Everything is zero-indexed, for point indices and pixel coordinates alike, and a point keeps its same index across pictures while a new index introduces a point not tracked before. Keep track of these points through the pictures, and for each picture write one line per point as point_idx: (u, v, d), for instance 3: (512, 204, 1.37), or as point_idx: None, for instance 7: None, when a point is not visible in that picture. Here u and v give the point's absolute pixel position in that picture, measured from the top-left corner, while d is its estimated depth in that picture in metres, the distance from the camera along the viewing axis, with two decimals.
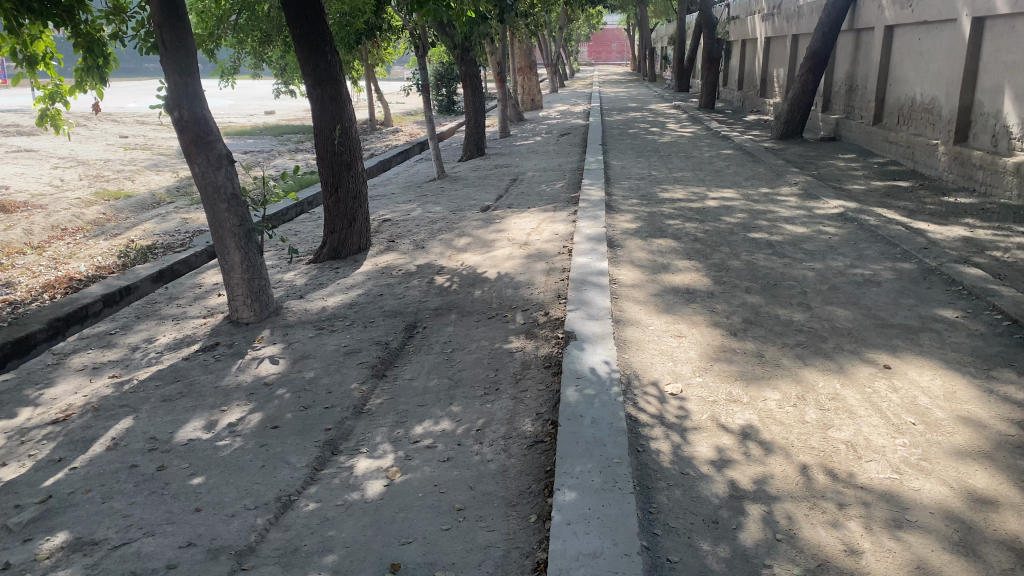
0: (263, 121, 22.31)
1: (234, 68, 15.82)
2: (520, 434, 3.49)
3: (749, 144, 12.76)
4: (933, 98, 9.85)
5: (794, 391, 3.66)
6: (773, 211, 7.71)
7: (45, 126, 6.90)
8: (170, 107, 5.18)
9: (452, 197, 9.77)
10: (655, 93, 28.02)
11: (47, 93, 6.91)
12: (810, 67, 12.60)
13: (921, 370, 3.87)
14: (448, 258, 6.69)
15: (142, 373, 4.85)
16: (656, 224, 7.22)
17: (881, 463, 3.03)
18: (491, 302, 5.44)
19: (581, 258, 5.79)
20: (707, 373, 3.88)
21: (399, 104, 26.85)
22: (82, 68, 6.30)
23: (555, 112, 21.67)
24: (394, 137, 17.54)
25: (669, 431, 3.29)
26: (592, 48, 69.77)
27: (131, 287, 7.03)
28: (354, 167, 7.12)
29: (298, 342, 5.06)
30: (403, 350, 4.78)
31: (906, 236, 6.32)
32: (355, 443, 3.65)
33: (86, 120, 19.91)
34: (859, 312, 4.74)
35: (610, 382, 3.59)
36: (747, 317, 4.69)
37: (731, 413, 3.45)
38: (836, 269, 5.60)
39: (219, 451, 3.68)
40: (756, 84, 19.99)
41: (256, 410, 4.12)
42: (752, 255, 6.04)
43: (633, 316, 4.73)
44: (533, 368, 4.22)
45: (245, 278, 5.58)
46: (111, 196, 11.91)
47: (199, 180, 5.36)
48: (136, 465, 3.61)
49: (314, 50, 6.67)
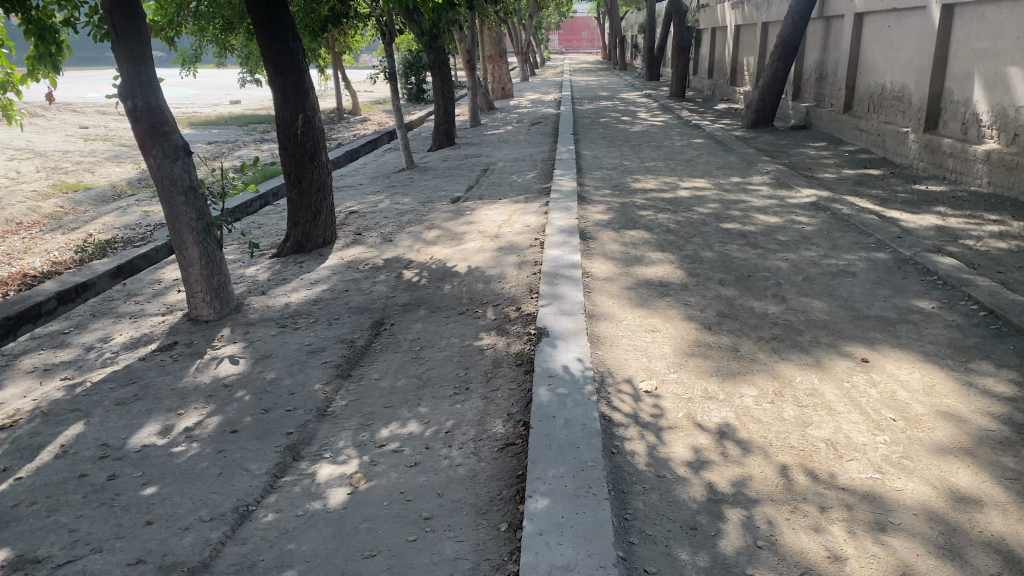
0: (228, 110, 21.89)
1: (197, 56, 15.44)
2: (490, 436, 3.35)
3: (720, 133, 12.70)
4: (903, 86, 9.84)
5: (771, 387, 3.56)
6: (746, 200, 7.64)
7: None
8: (123, 96, 4.95)
9: (421, 188, 9.59)
10: (626, 81, 27.99)
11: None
12: (781, 55, 12.55)
13: (899, 363, 3.79)
14: (417, 251, 6.53)
15: (96, 375, 4.65)
16: (629, 215, 7.11)
17: (861, 462, 2.93)
18: (461, 297, 5.29)
19: (553, 251, 5.66)
20: (682, 369, 3.76)
21: (368, 93, 26.54)
22: (34, 56, 6.00)
23: (526, 100, 21.51)
24: (363, 126, 17.27)
25: (644, 431, 3.17)
26: (562, 36, 69.68)
27: (87, 283, 6.78)
28: (318, 158, 6.91)
29: (260, 340, 4.88)
30: (370, 349, 4.62)
31: (879, 225, 6.27)
32: (317, 448, 3.50)
33: (43, 111, 19.36)
34: (835, 304, 4.66)
35: (584, 381, 3.46)
36: (721, 310, 4.59)
37: (708, 411, 3.34)
38: (810, 260, 5.52)
39: (174, 458, 3.51)
40: (727, 73, 19.96)
41: (214, 413, 3.94)
42: (726, 246, 5.95)
43: (607, 310, 4.61)
44: (504, 366, 4.08)
45: (204, 274, 5.37)
46: (69, 188, 11.55)
47: (154, 172, 5.13)
48: (85, 474, 3.42)
49: (276, 37, 6.45)
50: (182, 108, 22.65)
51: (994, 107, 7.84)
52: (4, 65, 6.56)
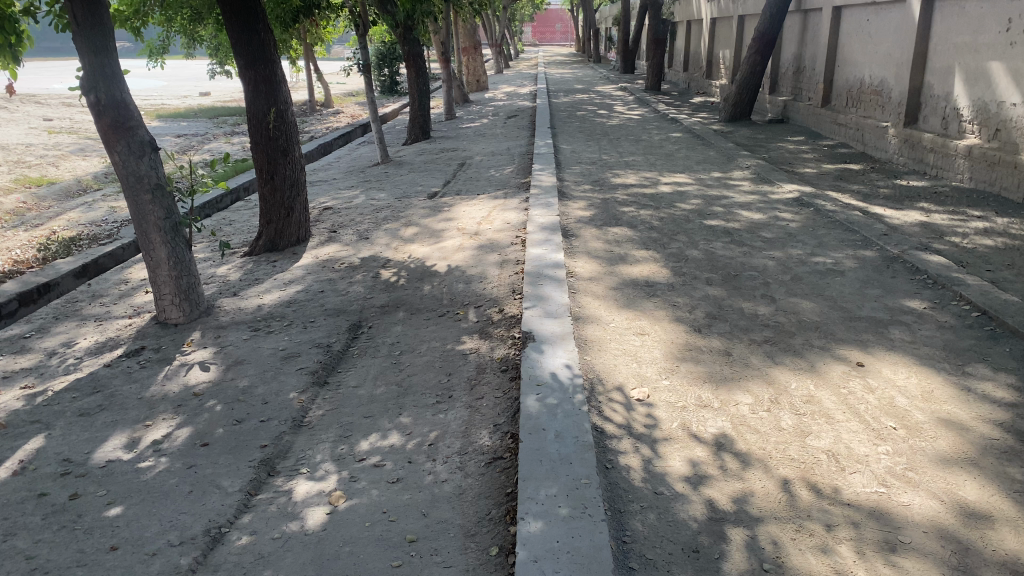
0: (197, 102, 21.42)
1: (164, 47, 15.06)
2: (476, 449, 3.20)
3: (698, 126, 12.61)
4: (883, 80, 9.79)
5: (767, 394, 3.44)
6: (728, 196, 7.53)
7: None
8: (85, 89, 4.73)
9: (397, 183, 9.39)
10: (602, 74, 27.88)
11: None
12: (758, 48, 12.48)
13: (895, 368, 3.68)
14: (394, 249, 6.35)
15: (59, 384, 4.42)
16: (611, 211, 6.98)
17: (864, 475, 2.82)
18: (441, 298, 5.12)
19: (534, 249, 5.51)
20: (674, 375, 3.63)
21: (341, 85, 26.22)
22: None
23: (501, 93, 21.30)
24: (336, 119, 16.98)
25: (638, 444, 3.03)
26: (535, 28, 69.50)
27: (50, 283, 6.52)
28: (291, 154, 6.69)
29: (231, 345, 4.68)
30: (347, 354, 4.45)
31: (865, 222, 6.19)
32: (294, 462, 3.32)
33: (5, 102, 18.84)
34: (825, 304, 4.55)
35: (574, 390, 3.31)
36: (710, 311, 4.46)
37: (703, 420, 3.20)
38: (797, 258, 5.42)
39: (141, 474, 3.31)
40: (703, 66, 19.90)
41: (184, 424, 3.75)
42: (711, 244, 5.84)
43: (593, 312, 4.47)
44: (488, 372, 3.93)
45: (173, 276, 5.15)
46: (33, 183, 11.18)
47: (119, 169, 4.91)
48: (46, 493, 3.22)
49: (246, 28, 6.24)
50: (150, 100, 22.17)
51: (975, 101, 7.80)
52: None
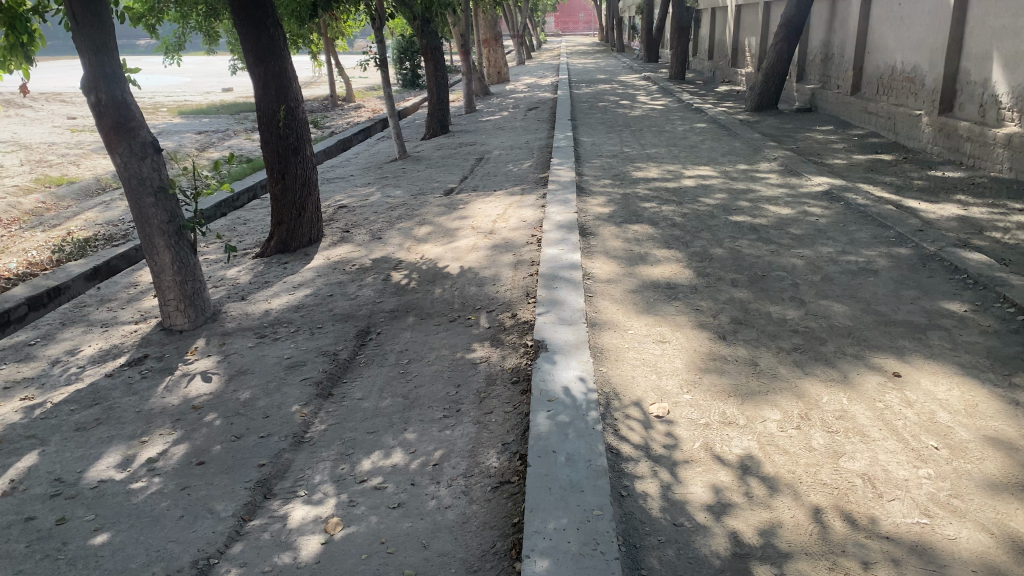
0: (219, 98, 21.43)
1: (182, 43, 15.01)
2: (483, 471, 2.99)
3: (723, 116, 12.29)
4: (916, 66, 9.43)
5: (796, 409, 3.20)
6: (755, 190, 7.25)
7: None
8: (86, 89, 4.57)
9: (413, 179, 9.22)
10: (624, 63, 27.55)
11: None
12: (785, 35, 12.14)
13: (935, 378, 3.42)
14: (407, 250, 6.16)
15: (58, 395, 4.28)
16: (631, 207, 6.74)
17: (905, 502, 2.58)
18: (453, 301, 4.92)
19: (550, 249, 5.30)
20: (696, 388, 3.40)
21: (361, 79, 26.11)
22: (6, 46, 5.50)
23: (522, 85, 21.06)
24: (356, 113, 16.85)
25: (657, 467, 2.81)
26: (558, 18, 69.16)
27: (60, 287, 6.41)
28: (301, 152, 6.51)
29: (236, 353, 4.52)
30: (354, 363, 4.26)
31: (898, 216, 5.90)
32: (291, 484, 3.14)
33: (31, 101, 18.92)
34: (858, 307, 4.29)
35: (587, 406, 3.09)
36: (735, 315, 4.22)
37: (727, 440, 2.98)
38: (827, 257, 5.15)
39: (132, 497, 3.15)
40: (727, 54, 19.50)
41: (180, 441, 3.58)
42: (736, 241, 5.58)
43: (610, 317, 4.24)
44: (498, 384, 3.72)
45: (177, 281, 5.00)
46: (52, 183, 11.16)
47: (121, 171, 4.75)
48: (33, 517, 3.06)
49: (256, 22, 6.07)
50: (174, 96, 22.21)
51: (1014, 87, 7.44)
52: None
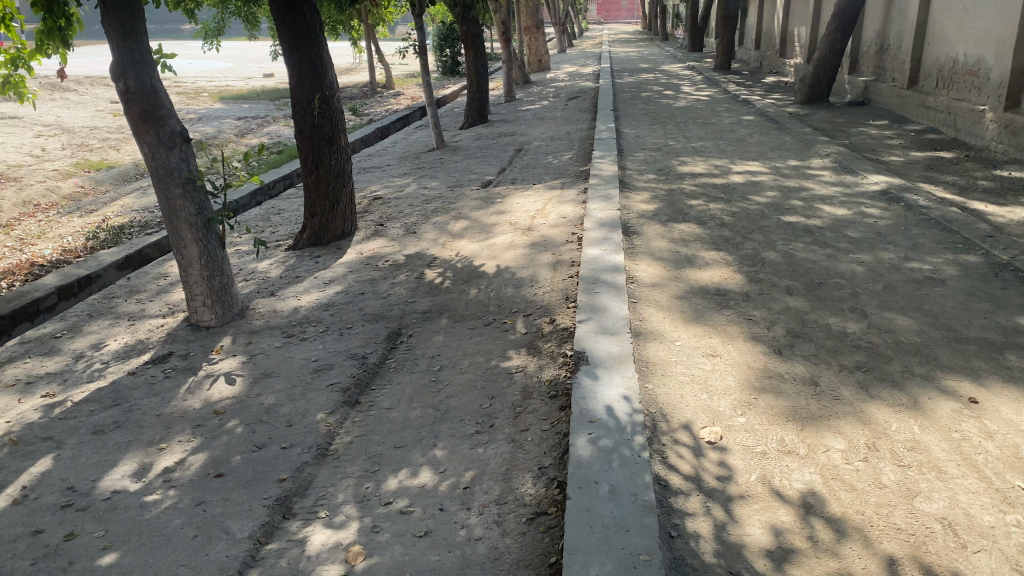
0: (260, 84, 21.41)
1: (222, 28, 14.92)
2: (517, 499, 2.76)
3: (772, 109, 11.87)
4: (979, 59, 8.97)
5: (863, 438, 2.91)
6: (808, 188, 6.90)
7: (8, 94, 5.86)
8: (115, 76, 4.39)
9: (451, 170, 8.99)
10: (669, 52, 27.02)
11: (7, 58, 5.82)
12: (838, 26, 11.69)
13: (1016, 405, 3.11)
14: (442, 246, 5.94)
15: (80, 393, 4.13)
16: (677, 204, 6.44)
17: (992, 555, 2.29)
18: (488, 303, 4.69)
19: (592, 249, 5.03)
20: (751, 410, 3.12)
21: (401, 66, 25.89)
22: (42, 30, 5.24)
23: (563, 73, 20.72)
24: (395, 101, 16.69)
25: (710, 503, 2.55)
26: (600, 6, 68.37)
27: (91, 276, 6.29)
28: (336, 142, 6.30)
29: (261, 354, 4.33)
30: (383, 367, 4.05)
31: (964, 221, 5.53)
32: (313, 502, 2.94)
33: (75, 84, 19.03)
34: (925, 321, 3.96)
35: (632, 430, 2.83)
36: (791, 327, 3.92)
37: (787, 472, 2.71)
38: (888, 263, 4.82)
39: (146, 511, 2.97)
40: (775, 44, 18.97)
41: (199, 449, 3.40)
42: (790, 244, 5.27)
43: (656, 326, 3.97)
44: (535, 398, 3.48)
45: (205, 275, 4.83)
46: (91, 167, 11.11)
47: (149, 161, 4.57)
48: (42, 531, 2.90)
49: (291, 9, 5.87)
50: (216, 81, 22.24)
51: None
52: (13, 39, 5.81)
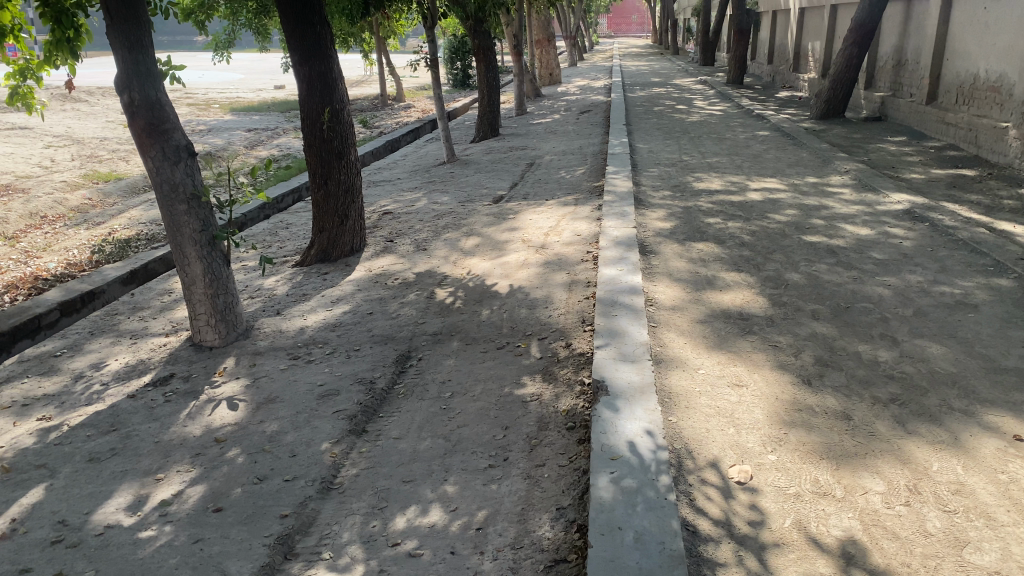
0: (271, 96, 21.37)
1: (232, 40, 14.85)
2: (533, 544, 2.59)
3: (787, 124, 11.70)
4: (1002, 74, 8.78)
5: (903, 479, 2.72)
6: (828, 206, 6.71)
7: (17, 106, 5.71)
8: (119, 88, 4.26)
9: (461, 185, 8.85)
10: (680, 67, 26.94)
11: (15, 69, 5.65)
12: (855, 40, 11.51)
13: None
14: (453, 264, 5.78)
15: (77, 416, 3.98)
16: (694, 222, 6.27)
17: None
18: (501, 325, 4.52)
19: (608, 269, 4.86)
20: (782, 447, 2.94)
21: (412, 79, 25.86)
22: (50, 41, 5.09)
23: (575, 87, 20.62)
24: (406, 114, 16.60)
25: (742, 552, 2.37)
26: (610, 20, 68.59)
27: (95, 292, 6.16)
28: (346, 156, 6.15)
29: (265, 377, 4.17)
30: (392, 394, 3.88)
31: (993, 242, 5.33)
32: (316, 542, 2.77)
33: (86, 95, 19.02)
34: (960, 350, 3.77)
35: (656, 469, 2.66)
36: (819, 355, 3.74)
37: (824, 517, 2.53)
38: (917, 286, 4.63)
39: (140, 549, 2.80)
40: (789, 58, 18.83)
41: (198, 481, 3.23)
42: (813, 265, 5.09)
43: (677, 353, 3.79)
44: (552, 430, 3.31)
45: (209, 293, 4.68)
46: (100, 178, 11.02)
47: (153, 176, 4.43)
48: (30, 569, 2.74)
49: (301, 20, 5.73)
50: (227, 93, 22.22)
51: None
52: (21, 49, 5.67)
